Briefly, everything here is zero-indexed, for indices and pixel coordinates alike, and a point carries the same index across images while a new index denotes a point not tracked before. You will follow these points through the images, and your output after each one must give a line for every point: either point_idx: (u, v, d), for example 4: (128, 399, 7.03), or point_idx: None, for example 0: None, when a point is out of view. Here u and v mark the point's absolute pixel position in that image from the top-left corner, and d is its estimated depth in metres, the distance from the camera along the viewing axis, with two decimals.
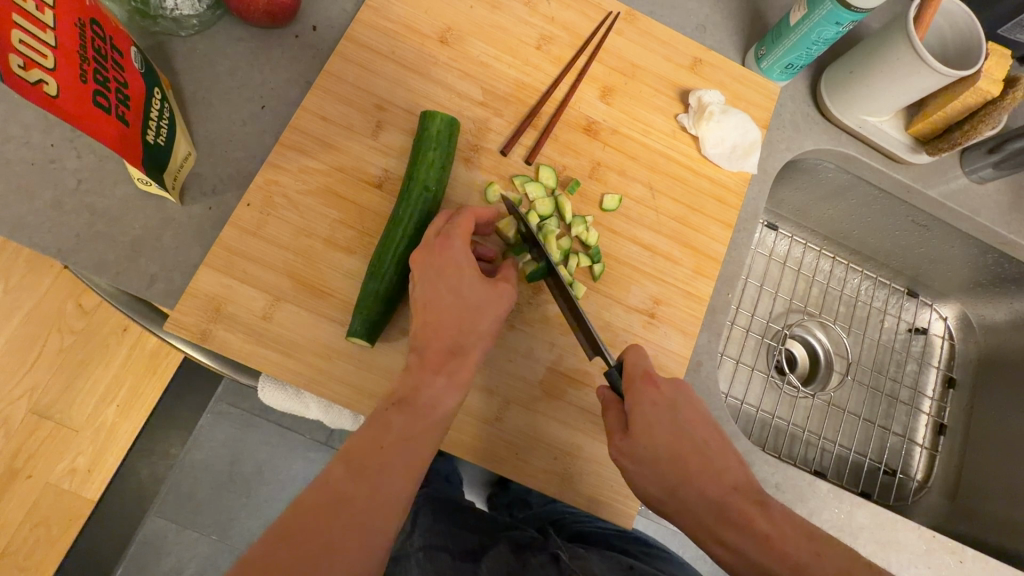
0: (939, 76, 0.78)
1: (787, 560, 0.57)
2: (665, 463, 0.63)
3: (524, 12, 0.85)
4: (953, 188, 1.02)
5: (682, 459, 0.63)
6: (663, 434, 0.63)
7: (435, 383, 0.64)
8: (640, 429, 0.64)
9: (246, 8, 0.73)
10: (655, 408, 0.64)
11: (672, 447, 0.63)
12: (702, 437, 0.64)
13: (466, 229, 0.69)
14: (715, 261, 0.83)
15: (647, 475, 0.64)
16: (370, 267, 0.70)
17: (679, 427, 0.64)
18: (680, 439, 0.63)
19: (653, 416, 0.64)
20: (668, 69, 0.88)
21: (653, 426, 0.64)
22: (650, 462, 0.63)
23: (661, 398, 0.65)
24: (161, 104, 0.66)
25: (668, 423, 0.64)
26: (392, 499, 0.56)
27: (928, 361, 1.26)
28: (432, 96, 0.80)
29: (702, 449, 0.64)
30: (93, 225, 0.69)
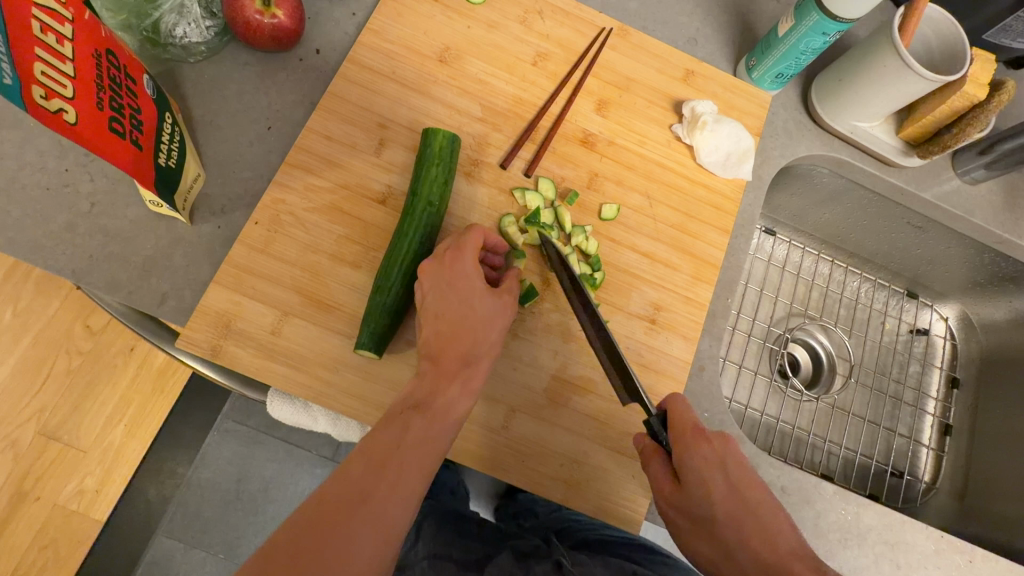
0: (926, 82, 0.80)
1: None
2: (714, 518, 0.63)
3: (519, 30, 0.88)
4: (947, 190, 1.03)
5: (736, 522, 0.63)
6: (715, 490, 0.64)
7: (445, 384, 0.65)
8: (690, 483, 0.64)
9: (251, 35, 0.76)
10: (707, 466, 0.64)
11: (725, 504, 0.63)
12: (754, 498, 0.64)
13: (476, 244, 0.72)
14: (713, 267, 0.85)
15: (702, 536, 0.64)
16: (378, 279, 0.72)
17: (733, 490, 0.64)
18: (733, 500, 0.64)
19: (703, 473, 0.64)
20: (661, 81, 0.90)
21: (707, 484, 0.64)
22: (697, 515, 0.64)
23: (716, 458, 0.65)
24: (172, 128, 0.68)
25: (720, 483, 0.64)
26: (408, 503, 0.56)
27: (931, 361, 1.27)
28: (432, 113, 0.82)
29: (748, 504, 0.64)
30: (106, 246, 0.71)
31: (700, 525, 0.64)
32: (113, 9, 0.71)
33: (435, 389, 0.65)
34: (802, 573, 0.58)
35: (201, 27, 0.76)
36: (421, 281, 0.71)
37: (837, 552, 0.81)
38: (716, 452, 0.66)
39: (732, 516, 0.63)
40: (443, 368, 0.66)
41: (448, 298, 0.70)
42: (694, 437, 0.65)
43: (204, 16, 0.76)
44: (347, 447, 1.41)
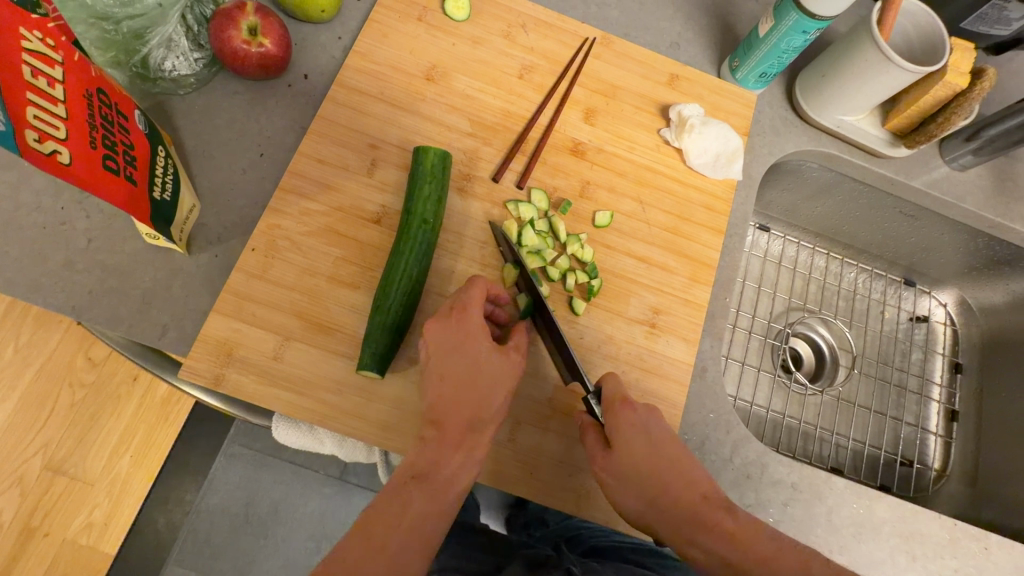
0: (908, 74, 0.81)
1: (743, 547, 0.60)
2: (645, 478, 0.65)
3: (504, 45, 0.89)
4: (937, 178, 1.04)
5: (657, 475, 0.65)
6: (642, 452, 0.66)
7: (449, 453, 0.64)
8: (619, 447, 0.66)
9: (240, 64, 0.77)
10: (631, 429, 0.67)
11: (648, 460, 0.66)
12: (676, 454, 0.67)
13: (480, 299, 0.70)
14: (709, 267, 0.85)
15: (626, 492, 0.66)
16: (376, 300, 0.71)
17: (655, 448, 0.66)
18: (655, 456, 0.66)
19: (629, 436, 0.66)
20: (646, 86, 0.92)
21: (630, 444, 0.66)
22: (628, 476, 0.66)
23: (637, 418, 0.68)
24: (166, 160, 0.69)
25: (643, 442, 0.66)
26: (408, 573, 0.56)
27: (933, 348, 1.27)
28: (422, 131, 0.83)
29: (673, 461, 0.66)
30: (105, 281, 0.71)
31: (629, 486, 0.66)
32: (102, 46, 0.70)
33: (405, 496, 0.61)
34: (716, 513, 0.63)
35: (190, 59, 0.76)
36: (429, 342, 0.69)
37: (852, 546, 0.81)
38: (639, 416, 0.68)
39: (657, 472, 0.65)
40: (450, 437, 0.65)
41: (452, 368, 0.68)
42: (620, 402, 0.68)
43: (191, 49, 0.76)
44: (355, 466, 1.40)
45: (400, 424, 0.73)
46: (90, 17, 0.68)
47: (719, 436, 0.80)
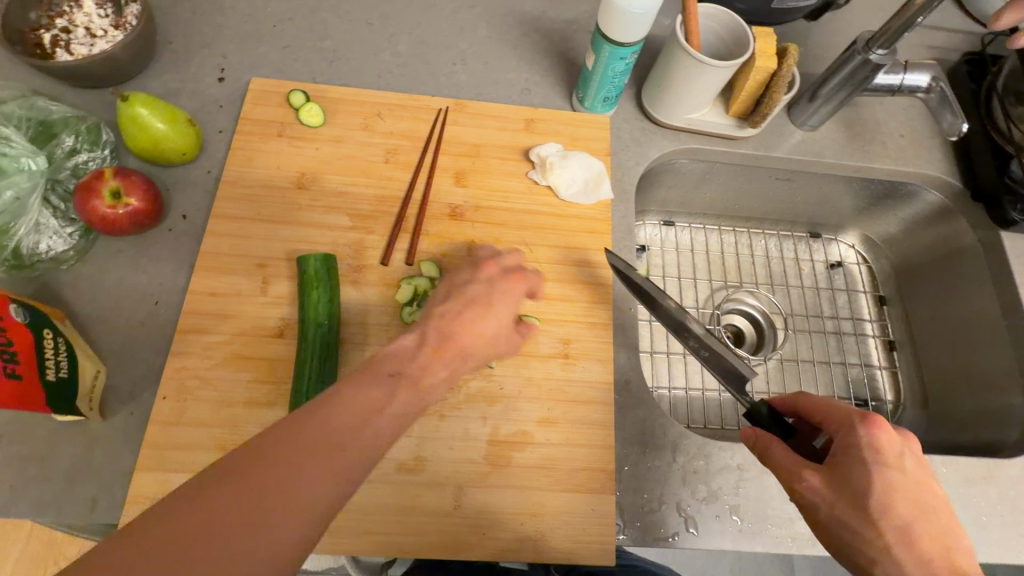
0: (724, 69, 0.89)
1: None
2: (876, 511, 0.57)
3: (365, 136, 0.95)
4: (795, 143, 1.13)
5: (906, 522, 0.57)
6: (886, 488, 0.58)
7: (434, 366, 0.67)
8: (854, 473, 0.59)
9: (113, 227, 0.80)
10: (878, 458, 0.59)
11: (893, 498, 0.57)
12: (933, 505, 0.59)
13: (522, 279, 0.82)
14: (606, 286, 0.90)
15: (848, 520, 0.58)
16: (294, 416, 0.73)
17: (907, 485, 0.58)
18: (902, 494, 0.58)
19: (877, 471, 0.59)
20: (507, 137, 0.98)
21: (877, 477, 0.58)
22: (853, 500, 0.58)
23: (893, 454, 0.60)
24: (56, 340, 0.69)
25: (889, 479, 0.58)
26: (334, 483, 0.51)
27: (854, 289, 1.34)
28: (306, 237, 0.87)
29: (925, 512, 0.58)
30: (24, 471, 0.72)
31: (855, 517, 0.58)
32: None
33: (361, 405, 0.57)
34: None
35: (64, 235, 0.80)
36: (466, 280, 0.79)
37: None
38: (894, 450, 0.60)
39: (904, 518, 0.57)
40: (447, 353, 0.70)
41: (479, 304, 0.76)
42: (871, 427, 0.61)
43: (63, 225, 0.80)
44: None
45: (348, 525, 0.73)
46: None
47: (657, 440, 0.83)
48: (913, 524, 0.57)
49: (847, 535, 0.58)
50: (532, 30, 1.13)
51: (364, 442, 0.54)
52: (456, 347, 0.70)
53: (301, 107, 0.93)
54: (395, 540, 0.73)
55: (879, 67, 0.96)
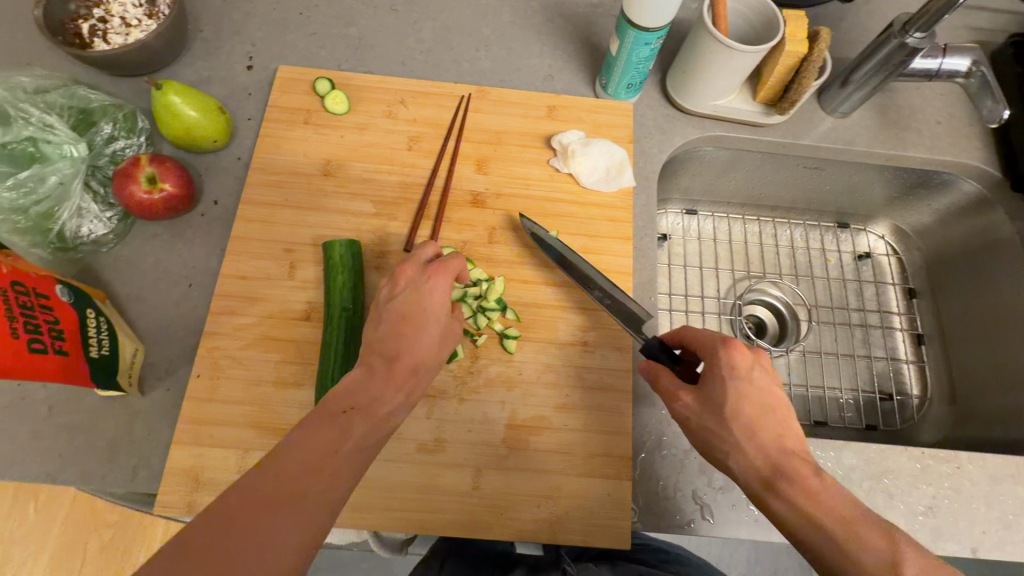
0: (751, 54, 0.87)
1: (833, 512, 0.60)
2: (728, 416, 0.68)
3: (389, 123, 0.96)
4: (824, 130, 1.10)
5: (752, 422, 0.67)
6: (739, 397, 0.68)
7: (392, 390, 0.63)
8: (714, 388, 0.69)
9: (149, 213, 0.83)
10: (732, 372, 0.69)
11: (740, 402, 0.68)
12: (774, 402, 0.69)
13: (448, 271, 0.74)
14: (626, 275, 0.90)
15: (709, 428, 0.69)
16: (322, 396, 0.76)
17: (754, 390, 0.68)
18: (750, 399, 0.68)
19: (732, 383, 0.69)
20: (528, 124, 0.98)
21: (731, 388, 0.68)
22: (714, 412, 0.69)
23: (743, 365, 0.70)
24: (99, 320, 0.72)
25: (740, 388, 0.68)
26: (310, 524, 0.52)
27: (882, 280, 1.31)
28: (331, 223, 0.89)
29: (770, 411, 0.68)
30: (72, 441, 0.77)
31: (714, 422, 0.69)
32: (20, 234, 0.76)
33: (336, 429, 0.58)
34: (802, 468, 0.63)
35: (104, 219, 0.83)
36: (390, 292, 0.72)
37: None
38: (746, 364, 0.70)
39: (748, 417, 0.67)
40: (394, 373, 0.65)
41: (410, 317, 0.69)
42: (729, 347, 0.70)
43: (103, 210, 0.83)
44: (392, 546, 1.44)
45: (371, 502, 0.76)
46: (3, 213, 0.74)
47: (674, 428, 0.84)
48: (758, 423, 0.67)
49: (708, 437, 0.69)
50: (556, 15, 1.11)
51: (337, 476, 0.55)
52: (409, 365, 0.66)
53: (327, 95, 0.95)
54: (417, 517, 0.76)
55: (915, 52, 0.92)
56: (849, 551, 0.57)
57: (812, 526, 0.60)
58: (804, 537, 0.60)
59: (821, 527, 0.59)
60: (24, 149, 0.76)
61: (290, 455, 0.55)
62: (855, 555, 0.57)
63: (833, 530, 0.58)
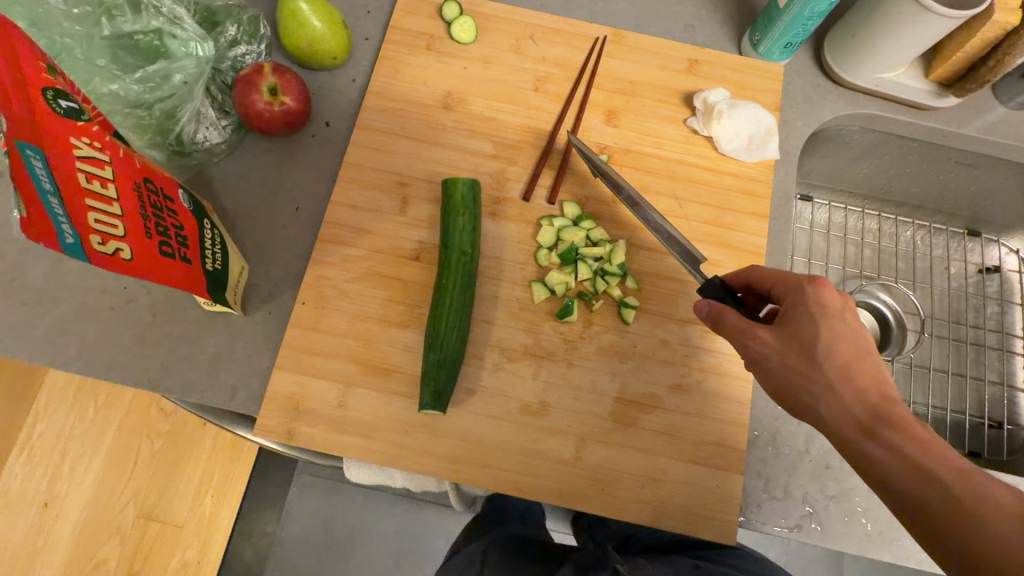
0: (948, 20, 0.75)
1: (949, 464, 0.52)
2: (821, 358, 0.59)
3: (516, 59, 0.88)
4: (991, 121, 0.97)
5: (847, 363, 0.58)
6: (833, 337, 0.59)
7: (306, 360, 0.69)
8: (804, 326, 0.60)
9: (266, 125, 0.79)
10: (823, 311, 0.60)
11: (833, 342, 0.59)
12: (870, 347, 0.60)
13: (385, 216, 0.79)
14: (758, 256, 0.82)
15: (795, 368, 0.59)
16: (431, 339, 0.72)
17: (849, 334, 0.60)
18: (843, 340, 0.59)
19: (823, 323, 0.60)
20: (666, 77, 0.89)
21: (822, 325, 0.59)
22: (799, 351, 0.59)
23: (834, 303, 0.61)
24: (212, 232, 0.69)
25: (833, 326, 0.59)
26: None
27: (1009, 299, 1.19)
28: (448, 161, 0.83)
29: (867, 358, 0.59)
30: (174, 351, 0.75)
31: (802, 365, 0.59)
32: (138, 131, 0.72)
33: None
34: (907, 415, 0.55)
35: (219, 127, 0.79)
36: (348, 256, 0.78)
37: None
38: (836, 302, 0.61)
39: (845, 360, 0.58)
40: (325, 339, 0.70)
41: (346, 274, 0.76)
42: (817, 283, 0.61)
43: (219, 117, 0.79)
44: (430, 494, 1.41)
45: (469, 456, 0.73)
46: (125, 107, 0.70)
47: (791, 427, 0.77)
48: (852, 366, 0.58)
49: (794, 381, 0.59)
50: None
51: None
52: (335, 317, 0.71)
53: (454, 21, 0.87)
54: (513, 480, 0.72)
55: None
56: (975, 512, 0.49)
57: (922, 477, 0.52)
58: (912, 490, 0.52)
59: (935, 478, 0.51)
60: (149, 42, 0.71)
61: None
62: (982, 513, 0.48)
63: (955, 486, 0.50)
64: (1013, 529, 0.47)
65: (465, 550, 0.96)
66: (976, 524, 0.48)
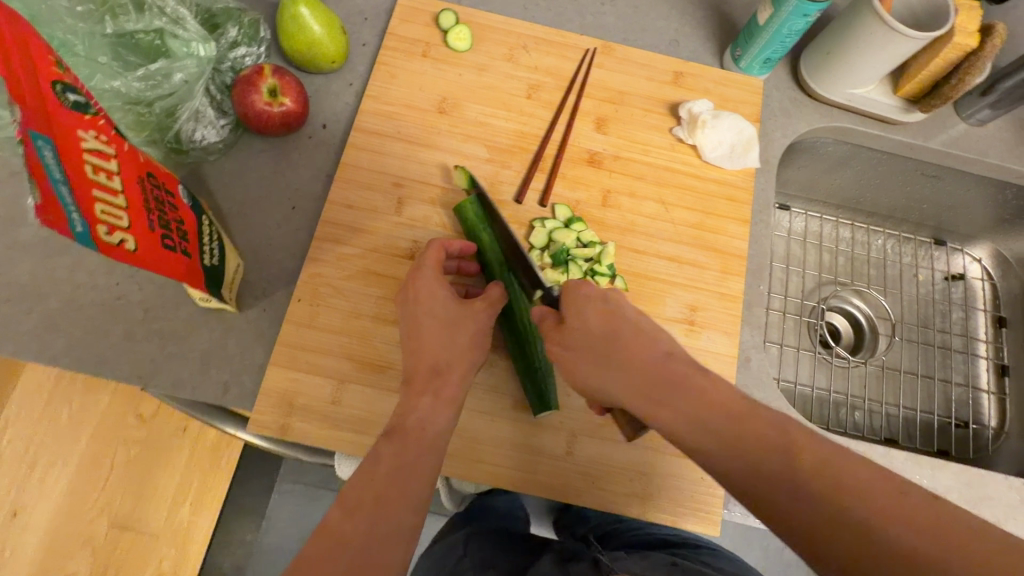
0: (913, 42, 0.81)
1: (737, 422, 0.51)
2: (597, 340, 0.61)
3: (509, 67, 0.91)
4: (955, 136, 1.03)
5: (619, 338, 0.60)
6: (601, 321, 0.62)
7: (418, 400, 0.62)
8: (572, 318, 0.63)
9: (264, 125, 0.80)
10: (588, 298, 0.64)
11: (604, 325, 0.62)
12: (641, 324, 0.62)
13: (436, 259, 0.72)
14: (739, 258, 0.86)
15: (585, 359, 0.61)
16: (521, 346, 0.74)
17: (615, 314, 0.62)
18: (614, 320, 0.62)
19: (589, 306, 0.63)
20: (652, 88, 0.93)
21: (585, 310, 0.63)
22: (585, 342, 0.62)
23: (596, 292, 0.65)
24: (210, 228, 0.71)
25: (600, 307, 0.63)
26: (398, 535, 0.53)
27: (973, 305, 1.25)
28: (443, 163, 0.85)
29: (637, 334, 0.61)
30: (166, 347, 0.75)
31: (586, 354, 0.61)
32: (137, 128, 0.73)
33: (403, 460, 0.57)
34: (690, 378, 0.55)
35: (217, 126, 0.80)
36: (400, 305, 0.71)
37: None
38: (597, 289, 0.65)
39: (617, 338, 0.60)
40: (425, 384, 0.63)
41: (415, 312, 0.69)
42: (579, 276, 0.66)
43: (217, 116, 0.80)
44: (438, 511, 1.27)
45: (462, 452, 0.74)
46: (125, 103, 0.71)
47: None
48: (624, 342, 0.60)
49: (588, 373, 0.61)
50: None
51: (410, 492, 0.55)
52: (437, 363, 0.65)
53: (450, 29, 0.90)
54: (505, 474, 0.74)
55: None
56: (767, 467, 0.48)
57: (714, 442, 0.51)
58: (727, 465, 0.50)
59: (730, 444, 0.50)
60: (150, 41, 0.72)
61: (360, 488, 0.55)
62: (771, 462, 0.47)
63: (746, 445, 0.49)
64: (789, 468, 0.47)
65: (446, 541, 0.97)
66: (766, 475, 0.47)
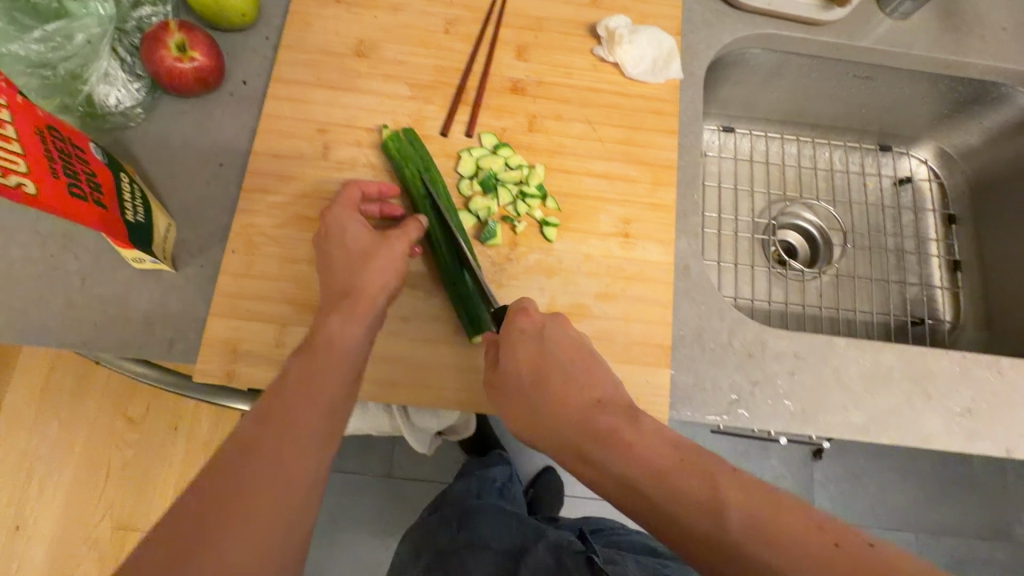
0: None
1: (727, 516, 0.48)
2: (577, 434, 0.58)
3: (424, 4, 0.91)
4: (881, 33, 1.03)
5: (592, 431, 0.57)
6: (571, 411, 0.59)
7: (329, 318, 0.63)
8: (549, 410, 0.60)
9: (178, 83, 0.80)
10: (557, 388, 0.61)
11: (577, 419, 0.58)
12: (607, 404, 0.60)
13: (352, 198, 0.73)
14: (668, 168, 0.87)
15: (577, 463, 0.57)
16: (450, 274, 0.76)
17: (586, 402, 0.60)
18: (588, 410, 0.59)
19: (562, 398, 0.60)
20: (570, 11, 0.92)
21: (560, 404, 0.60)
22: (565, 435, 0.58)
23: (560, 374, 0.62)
24: (132, 185, 0.71)
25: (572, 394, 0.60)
26: (303, 439, 0.54)
27: (922, 207, 1.26)
28: (365, 105, 0.85)
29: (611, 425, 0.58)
30: (107, 312, 0.76)
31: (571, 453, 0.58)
32: (48, 96, 0.74)
33: (309, 373, 0.58)
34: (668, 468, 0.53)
35: (131, 89, 0.80)
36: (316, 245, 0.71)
37: (865, 400, 0.82)
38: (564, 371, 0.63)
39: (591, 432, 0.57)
40: (337, 305, 0.64)
41: (329, 246, 0.70)
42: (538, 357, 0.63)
43: (130, 79, 0.80)
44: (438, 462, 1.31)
45: (408, 379, 0.75)
46: (27, 67, 0.71)
47: (715, 324, 0.82)
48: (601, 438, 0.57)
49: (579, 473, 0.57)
50: None
51: (316, 404, 0.56)
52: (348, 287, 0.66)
53: None
54: (452, 396, 0.75)
55: None
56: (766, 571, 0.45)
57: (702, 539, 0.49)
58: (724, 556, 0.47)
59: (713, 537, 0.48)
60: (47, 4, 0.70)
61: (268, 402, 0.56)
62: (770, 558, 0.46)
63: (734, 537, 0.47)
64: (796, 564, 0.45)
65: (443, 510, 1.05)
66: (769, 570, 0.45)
